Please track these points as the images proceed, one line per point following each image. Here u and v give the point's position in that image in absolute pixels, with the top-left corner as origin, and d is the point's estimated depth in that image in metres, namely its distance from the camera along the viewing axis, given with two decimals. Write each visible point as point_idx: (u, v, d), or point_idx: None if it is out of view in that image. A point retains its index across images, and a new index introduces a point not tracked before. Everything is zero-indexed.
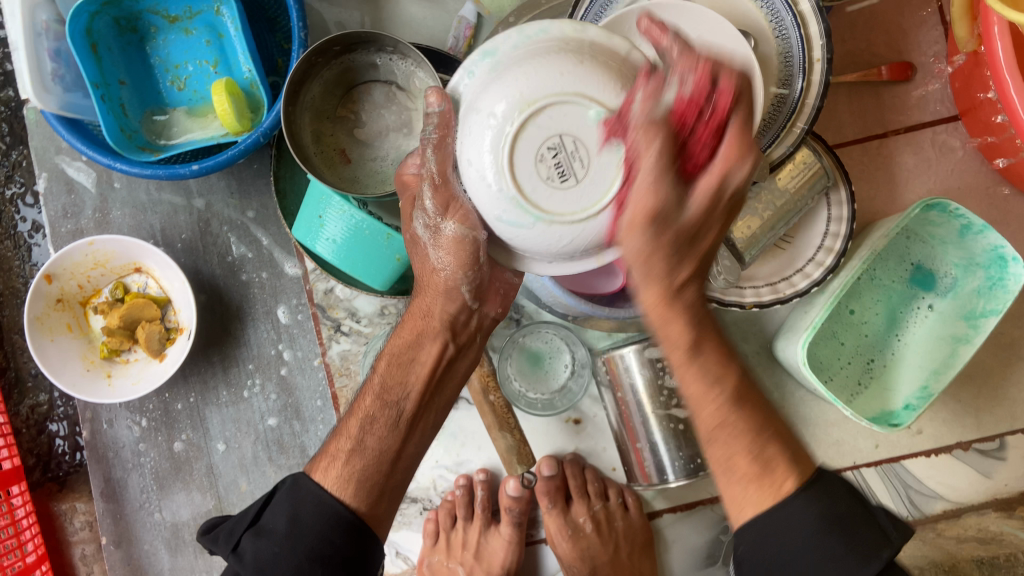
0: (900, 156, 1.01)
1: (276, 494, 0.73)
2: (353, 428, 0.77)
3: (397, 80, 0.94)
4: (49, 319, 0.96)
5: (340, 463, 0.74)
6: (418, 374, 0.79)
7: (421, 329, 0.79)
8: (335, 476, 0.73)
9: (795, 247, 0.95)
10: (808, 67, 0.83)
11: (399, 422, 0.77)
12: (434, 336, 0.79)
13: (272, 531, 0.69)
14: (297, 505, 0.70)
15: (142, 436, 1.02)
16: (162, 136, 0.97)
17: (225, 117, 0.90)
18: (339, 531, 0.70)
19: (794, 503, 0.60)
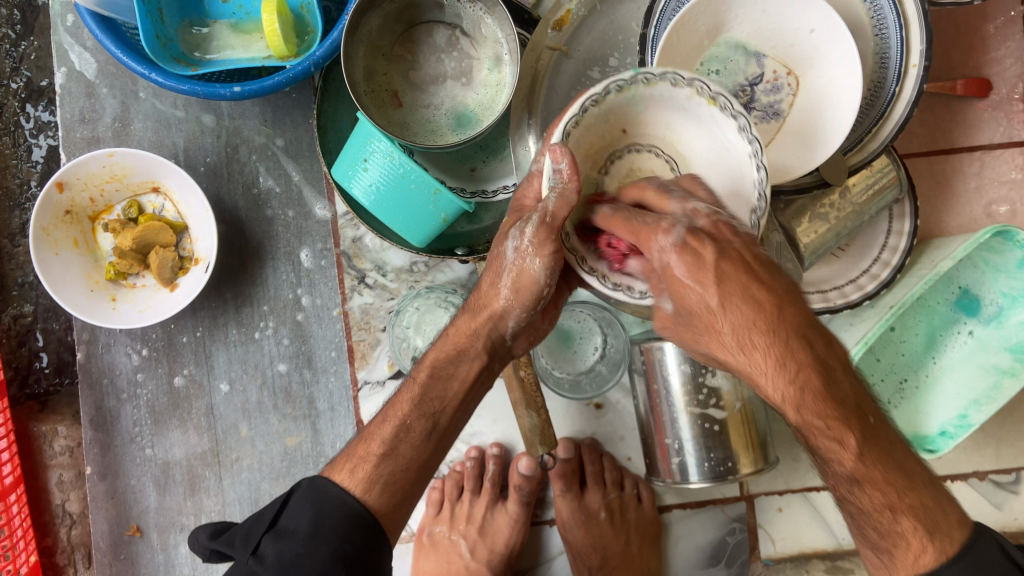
0: (961, 176, 0.98)
1: (292, 496, 0.68)
2: (383, 431, 0.70)
3: (463, 25, 0.88)
4: (56, 232, 0.89)
5: (369, 466, 0.68)
6: (454, 391, 0.72)
7: (466, 345, 0.71)
8: (352, 482, 0.68)
9: (850, 256, 0.92)
10: (902, 72, 0.78)
11: (432, 434, 0.71)
12: (477, 354, 0.71)
13: (293, 533, 0.66)
14: (318, 505, 0.66)
15: (140, 366, 0.96)
16: (199, 50, 0.89)
17: (274, 36, 0.83)
18: (360, 533, 0.66)
19: (952, 567, 0.57)
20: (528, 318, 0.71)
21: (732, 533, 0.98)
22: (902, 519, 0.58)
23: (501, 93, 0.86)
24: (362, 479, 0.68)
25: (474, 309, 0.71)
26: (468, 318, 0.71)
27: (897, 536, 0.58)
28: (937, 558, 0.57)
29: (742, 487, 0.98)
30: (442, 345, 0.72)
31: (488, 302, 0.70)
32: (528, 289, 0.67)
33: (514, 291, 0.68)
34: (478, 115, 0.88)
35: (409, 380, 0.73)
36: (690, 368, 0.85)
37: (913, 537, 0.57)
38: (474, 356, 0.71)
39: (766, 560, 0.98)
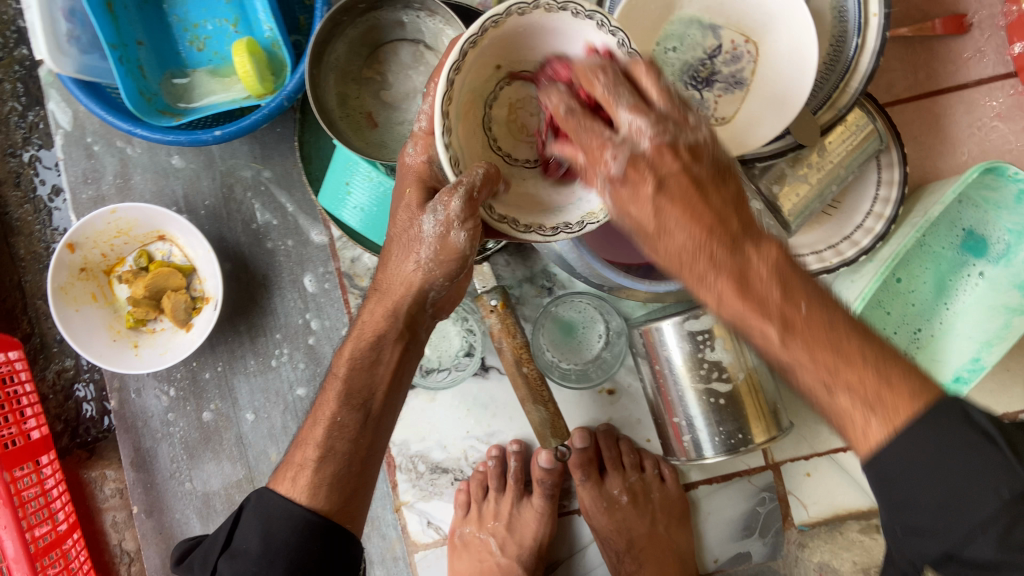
0: (954, 114, 0.96)
1: (243, 511, 0.70)
2: (316, 434, 0.71)
3: (426, 40, 0.90)
4: (74, 289, 0.95)
5: (310, 472, 0.69)
6: (381, 376, 0.73)
7: (385, 328, 0.71)
8: (294, 492, 0.69)
9: (845, 211, 0.90)
10: (863, 23, 0.77)
11: (366, 422, 0.72)
12: (395, 334, 0.72)
13: (246, 552, 0.67)
14: (266, 522, 0.68)
15: (170, 406, 1.00)
16: (184, 100, 0.94)
17: (250, 78, 0.87)
18: (313, 539, 0.67)
19: (905, 438, 0.49)
20: (447, 287, 0.71)
21: (763, 502, 0.98)
22: (841, 396, 0.50)
23: None
24: (308, 486, 0.69)
25: (385, 290, 0.71)
26: (385, 299, 0.71)
27: (843, 413, 0.51)
28: (884, 429, 0.49)
29: (767, 455, 0.98)
30: (358, 337, 0.72)
31: (401, 276, 0.69)
32: (450, 258, 0.66)
33: (436, 262, 0.67)
34: None
35: (331, 376, 0.73)
36: (689, 345, 0.85)
37: (853, 413, 0.50)
38: (390, 346, 0.72)
39: (801, 526, 0.98)
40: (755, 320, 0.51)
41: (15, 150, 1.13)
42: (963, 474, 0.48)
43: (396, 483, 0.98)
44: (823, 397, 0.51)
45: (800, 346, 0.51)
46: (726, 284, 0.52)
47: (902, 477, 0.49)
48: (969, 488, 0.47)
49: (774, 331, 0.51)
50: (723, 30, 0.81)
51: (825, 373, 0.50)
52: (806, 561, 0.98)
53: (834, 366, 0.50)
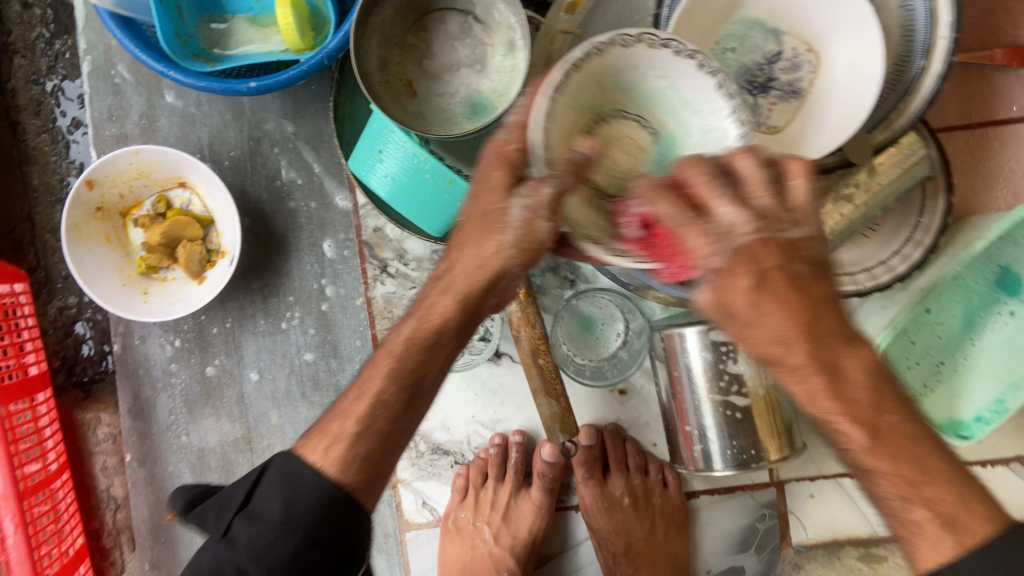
0: (1003, 148, 0.93)
1: (264, 474, 0.61)
2: (357, 409, 0.61)
3: (475, 12, 0.87)
4: (88, 228, 0.92)
5: (344, 446, 0.59)
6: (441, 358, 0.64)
7: (451, 316, 0.63)
8: (329, 451, 0.60)
9: (881, 237, 0.88)
10: (930, 46, 0.74)
11: (411, 404, 0.62)
12: (461, 325, 0.63)
13: (265, 517, 0.58)
14: (290, 487, 0.58)
15: (174, 357, 0.99)
16: (220, 44, 0.91)
17: (291, 33, 0.84)
18: (335, 515, 0.58)
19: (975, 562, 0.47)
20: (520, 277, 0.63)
21: (762, 518, 0.96)
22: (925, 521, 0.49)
23: (514, 80, 0.84)
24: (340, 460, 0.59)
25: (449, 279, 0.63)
26: (454, 285, 0.63)
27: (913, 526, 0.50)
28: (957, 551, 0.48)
29: (773, 473, 0.96)
30: (422, 319, 0.63)
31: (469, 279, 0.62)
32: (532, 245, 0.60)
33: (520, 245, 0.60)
34: (493, 102, 0.87)
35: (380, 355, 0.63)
36: (711, 354, 0.83)
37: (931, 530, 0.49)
38: (451, 338, 0.63)
39: (798, 546, 0.96)
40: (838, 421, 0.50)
41: (38, 78, 1.12)
42: None
43: None
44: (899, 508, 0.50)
45: (885, 454, 0.49)
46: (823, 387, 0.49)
47: None
48: None
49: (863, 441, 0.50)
50: (785, 38, 0.79)
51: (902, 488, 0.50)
52: None
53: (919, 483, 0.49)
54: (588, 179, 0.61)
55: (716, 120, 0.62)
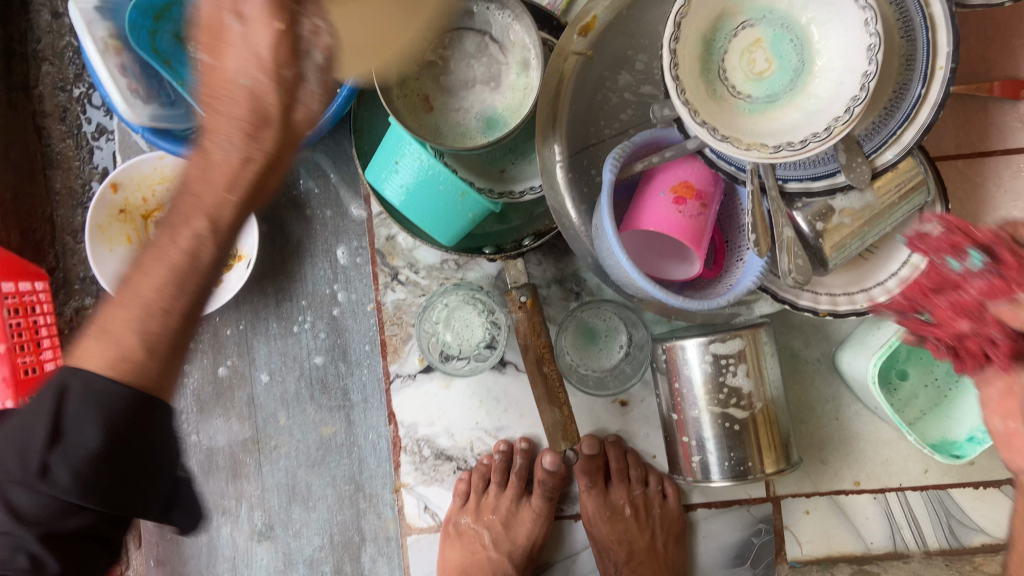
0: (999, 178, 0.95)
1: (64, 401, 0.53)
2: (148, 282, 0.57)
3: (492, 31, 0.91)
4: (111, 229, 0.96)
5: (155, 323, 0.56)
6: (240, 200, 0.58)
7: (238, 171, 0.56)
8: (110, 350, 0.55)
9: (879, 259, 0.89)
10: (928, 74, 0.76)
11: (188, 278, 0.57)
12: (250, 184, 0.57)
13: (73, 442, 0.52)
14: (97, 406, 0.52)
15: (188, 357, 1.02)
16: None
17: None
18: (139, 414, 0.54)
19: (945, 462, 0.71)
20: (238, 149, 0.56)
21: (757, 533, 0.98)
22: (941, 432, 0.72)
23: (528, 98, 0.89)
24: (138, 364, 0.55)
25: (211, 97, 0.55)
26: None
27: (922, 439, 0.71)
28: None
29: (769, 488, 0.99)
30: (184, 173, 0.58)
31: (224, 76, 0.54)
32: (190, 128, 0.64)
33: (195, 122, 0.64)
34: (507, 117, 0.91)
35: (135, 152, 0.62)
36: (712, 367, 0.86)
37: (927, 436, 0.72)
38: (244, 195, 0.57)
39: (793, 562, 0.98)
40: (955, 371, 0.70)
41: (66, 86, 1.14)
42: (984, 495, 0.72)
43: (399, 463, 0.99)
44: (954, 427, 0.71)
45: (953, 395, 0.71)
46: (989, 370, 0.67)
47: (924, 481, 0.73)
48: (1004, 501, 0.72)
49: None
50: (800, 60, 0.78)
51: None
52: None
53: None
54: (723, 101, 0.78)
55: (828, 31, 0.75)
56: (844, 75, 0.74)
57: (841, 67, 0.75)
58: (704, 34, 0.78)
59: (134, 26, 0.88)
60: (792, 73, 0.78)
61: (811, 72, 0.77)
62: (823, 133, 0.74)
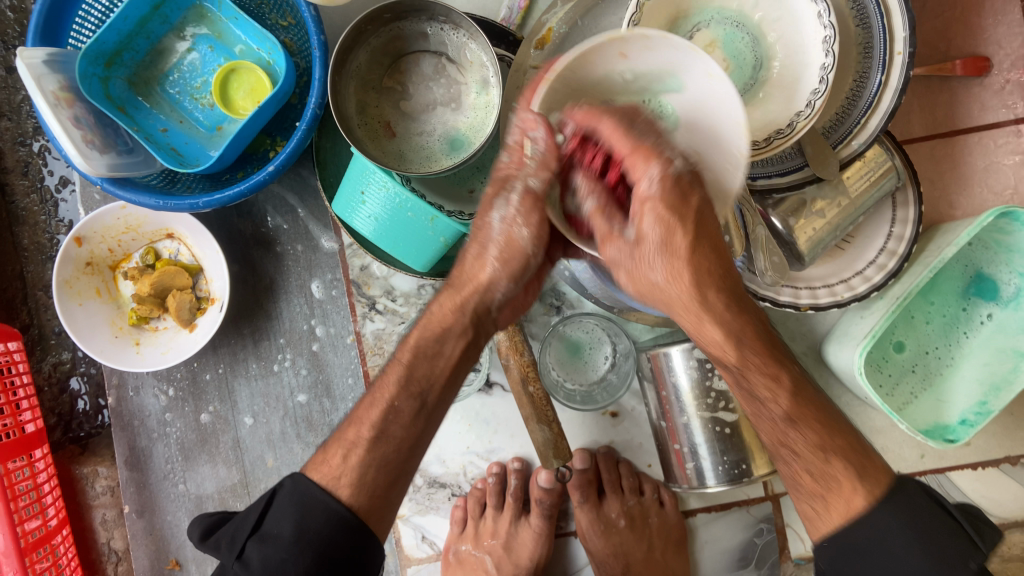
0: (969, 156, 0.95)
1: (276, 498, 0.66)
2: (371, 415, 0.68)
3: (448, 52, 0.90)
4: (78, 283, 0.94)
5: (362, 452, 0.67)
6: (441, 369, 0.71)
7: (452, 322, 0.71)
8: (343, 471, 0.66)
9: (856, 249, 0.90)
10: (887, 61, 0.76)
11: (421, 413, 0.70)
12: (463, 330, 0.71)
13: (277, 537, 0.64)
14: (302, 508, 0.64)
15: (168, 406, 1.00)
16: (210, 149, 0.95)
17: (244, 111, 0.94)
18: (346, 535, 0.64)
19: (881, 513, 0.65)
20: (513, 290, 0.73)
21: (760, 534, 0.96)
22: (833, 460, 0.66)
23: (489, 115, 0.88)
24: (348, 483, 0.65)
25: (458, 285, 0.72)
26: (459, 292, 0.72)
27: (831, 479, 0.66)
28: (865, 499, 0.65)
29: (767, 487, 0.97)
30: (425, 326, 0.71)
31: (473, 275, 0.70)
32: (514, 256, 0.69)
33: (501, 261, 0.69)
34: (470, 138, 0.90)
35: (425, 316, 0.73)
36: (697, 372, 0.85)
37: (844, 480, 0.66)
38: (455, 340, 0.71)
39: (798, 560, 0.96)
40: (770, 371, 0.66)
41: (25, 140, 1.11)
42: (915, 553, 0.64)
43: None
44: (803, 444, 0.67)
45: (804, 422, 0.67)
46: (751, 333, 0.65)
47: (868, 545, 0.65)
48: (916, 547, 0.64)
49: (785, 398, 0.67)
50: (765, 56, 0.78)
51: (817, 438, 0.67)
52: None
53: (831, 433, 0.67)
54: None
55: (784, 26, 0.76)
56: (804, 70, 0.74)
57: (798, 61, 0.75)
58: (660, 37, 0.77)
59: (85, 75, 0.89)
60: (754, 67, 0.78)
61: (769, 66, 0.77)
62: (786, 130, 0.74)
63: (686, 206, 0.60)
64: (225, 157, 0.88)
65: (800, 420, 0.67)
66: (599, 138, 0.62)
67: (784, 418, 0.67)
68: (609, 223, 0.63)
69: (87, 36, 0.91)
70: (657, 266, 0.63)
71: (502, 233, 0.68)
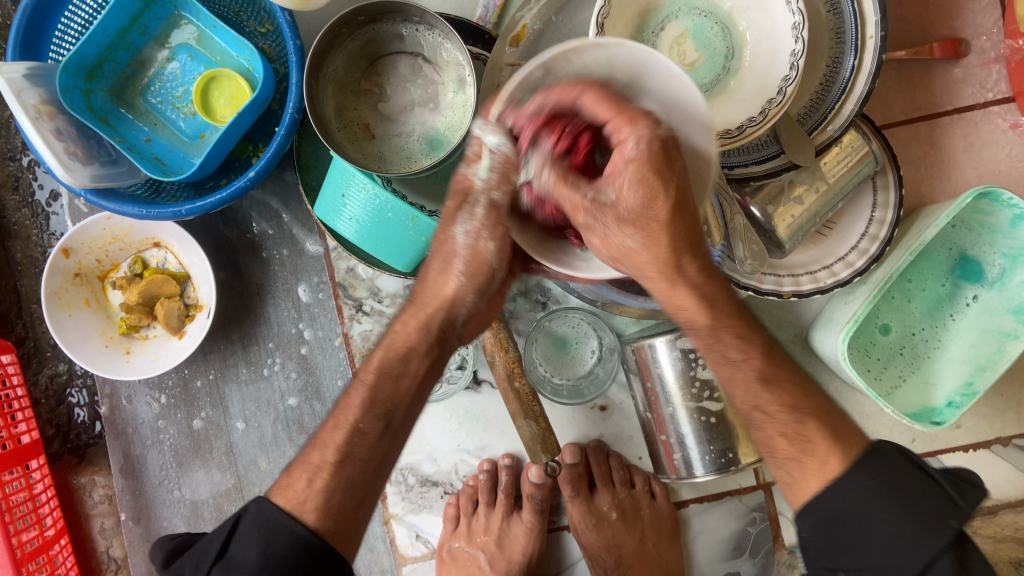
0: (950, 138, 0.94)
1: (239, 523, 0.64)
2: (334, 438, 0.68)
3: (424, 53, 0.90)
4: (67, 294, 0.95)
5: (327, 475, 0.66)
6: (406, 389, 0.71)
7: (416, 341, 0.71)
8: (308, 495, 0.65)
9: (837, 235, 0.90)
10: (859, 46, 0.76)
11: (385, 434, 0.70)
12: (427, 348, 0.71)
13: (242, 566, 0.61)
14: (267, 535, 0.63)
15: (161, 413, 1.01)
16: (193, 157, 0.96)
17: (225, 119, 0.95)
18: (308, 559, 0.63)
19: (856, 474, 0.60)
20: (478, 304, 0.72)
21: (753, 523, 0.96)
22: (808, 422, 0.63)
23: (467, 113, 0.88)
24: (314, 508, 0.65)
25: (422, 302, 0.71)
26: (419, 313, 0.71)
27: (802, 444, 0.63)
28: (841, 461, 0.61)
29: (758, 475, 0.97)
30: (390, 345, 0.71)
31: (438, 290, 0.70)
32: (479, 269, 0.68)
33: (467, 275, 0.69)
34: (449, 137, 0.90)
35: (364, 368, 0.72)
36: (681, 363, 0.86)
37: (818, 442, 0.62)
38: (418, 363, 0.71)
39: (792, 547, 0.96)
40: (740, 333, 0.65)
41: (15, 154, 1.12)
42: (894, 518, 0.58)
43: (385, 496, 0.98)
44: (793, 423, 0.63)
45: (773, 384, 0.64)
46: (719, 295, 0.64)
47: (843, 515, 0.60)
48: (886, 519, 0.58)
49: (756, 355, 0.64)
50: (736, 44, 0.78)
51: (785, 401, 0.64)
52: None
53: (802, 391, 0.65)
54: None
55: (754, 15, 0.76)
56: (774, 58, 0.75)
57: (768, 49, 0.75)
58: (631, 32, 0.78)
59: (66, 88, 0.90)
60: (725, 57, 0.78)
61: (741, 56, 0.77)
62: (758, 118, 0.74)
63: (665, 170, 0.57)
64: (207, 164, 0.89)
65: (773, 382, 0.64)
66: (580, 113, 0.60)
67: (759, 378, 0.64)
68: (575, 189, 0.59)
69: (67, 48, 0.92)
70: (627, 231, 0.59)
71: (467, 246, 0.67)
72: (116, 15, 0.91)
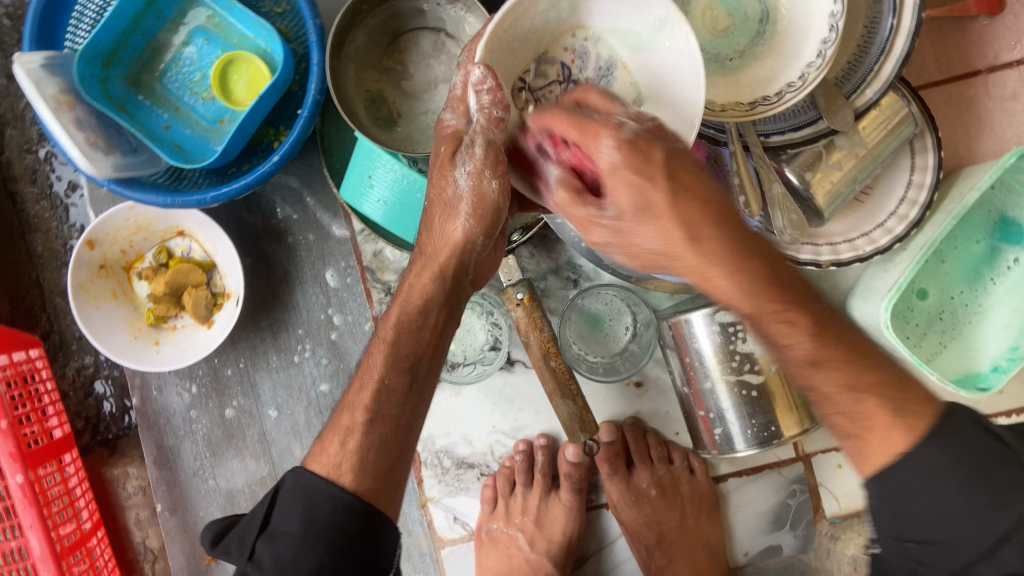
0: (988, 98, 0.92)
1: (279, 493, 0.63)
2: (362, 398, 0.67)
3: (446, 28, 0.88)
4: (94, 286, 0.94)
5: (359, 435, 0.65)
6: (427, 341, 0.70)
7: (431, 292, 0.69)
8: (342, 457, 0.64)
9: (875, 201, 0.88)
10: (899, 3, 0.73)
11: (412, 386, 0.69)
12: (443, 298, 0.69)
13: (285, 534, 0.61)
14: (307, 502, 0.62)
15: (192, 403, 1.00)
16: (214, 143, 0.95)
17: (245, 103, 0.93)
18: (356, 523, 0.61)
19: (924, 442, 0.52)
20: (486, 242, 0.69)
21: (793, 495, 0.95)
22: (866, 399, 0.53)
23: None
24: (350, 469, 0.64)
25: (432, 252, 0.69)
26: (430, 263, 0.69)
27: (861, 417, 0.54)
28: (907, 436, 0.52)
29: (797, 448, 0.95)
30: (406, 300, 0.69)
31: (447, 236, 0.67)
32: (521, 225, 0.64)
33: (474, 216, 0.66)
34: None
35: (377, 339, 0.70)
36: (721, 337, 0.84)
37: (877, 414, 0.53)
38: (436, 311, 0.69)
39: (833, 518, 0.95)
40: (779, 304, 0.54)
41: (32, 147, 1.10)
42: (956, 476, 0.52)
43: (421, 479, 0.97)
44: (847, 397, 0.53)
45: (826, 332, 0.54)
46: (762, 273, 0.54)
47: (913, 487, 0.53)
48: (962, 476, 0.52)
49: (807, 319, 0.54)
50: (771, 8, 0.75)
51: (847, 378, 0.54)
52: (840, 555, 0.93)
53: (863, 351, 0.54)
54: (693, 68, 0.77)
55: None
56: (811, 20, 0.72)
57: (805, 12, 0.73)
58: None
59: (83, 77, 0.88)
60: (760, 20, 0.76)
61: (775, 19, 0.75)
62: (798, 83, 0.72)
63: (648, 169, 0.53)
64: (228, 150, 0.87)
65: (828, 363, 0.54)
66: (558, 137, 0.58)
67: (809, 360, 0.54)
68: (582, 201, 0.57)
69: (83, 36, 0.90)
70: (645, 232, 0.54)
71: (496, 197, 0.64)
72: (131, 0, 0.89)
